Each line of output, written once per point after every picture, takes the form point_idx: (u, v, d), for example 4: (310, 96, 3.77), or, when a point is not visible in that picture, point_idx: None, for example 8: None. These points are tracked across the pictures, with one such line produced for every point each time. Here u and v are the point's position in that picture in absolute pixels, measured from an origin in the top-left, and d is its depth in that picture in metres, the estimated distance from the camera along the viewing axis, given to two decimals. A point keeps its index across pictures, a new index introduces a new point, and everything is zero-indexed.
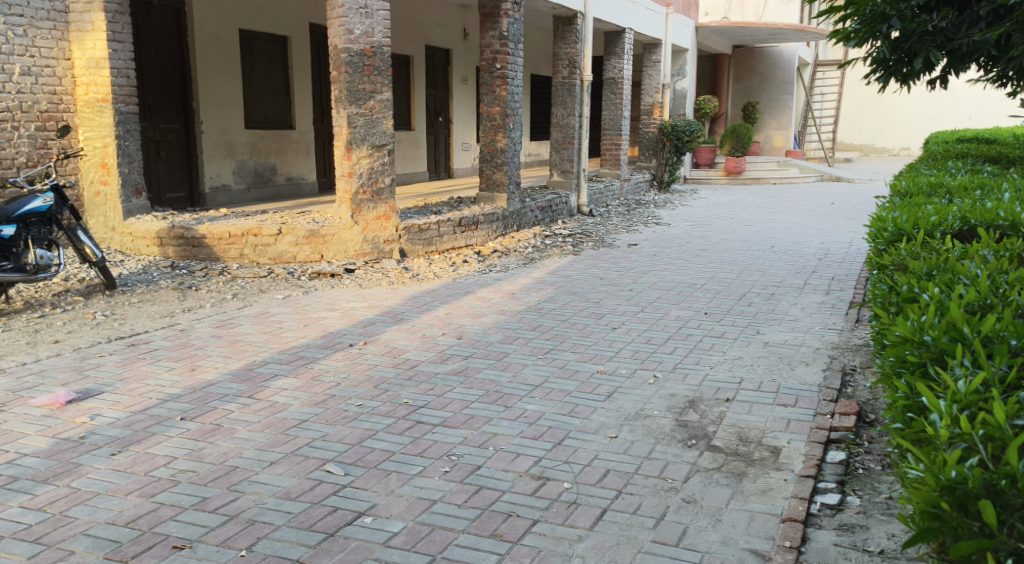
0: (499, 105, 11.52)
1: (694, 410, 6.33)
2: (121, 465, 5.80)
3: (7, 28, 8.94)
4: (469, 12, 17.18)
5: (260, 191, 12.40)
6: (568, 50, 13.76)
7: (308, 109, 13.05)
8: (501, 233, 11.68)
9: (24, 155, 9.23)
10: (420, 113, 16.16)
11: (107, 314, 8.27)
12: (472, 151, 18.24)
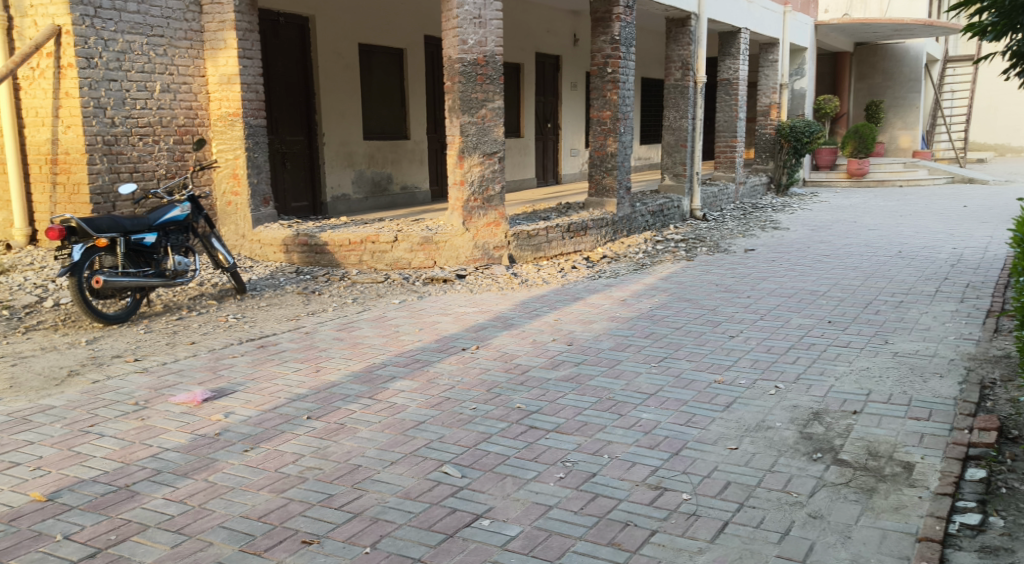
0: (610, 109, 11.54)
1: (820, 422, 6.24)
2: (253, 461, 6.07)
3: (149, 47, 9.49)
4: (579, 17, 17.30)
5: (377, 200, 12.72)
6: (681, 52, 13.72)
7: (422, 119, 13.34)
8: (610, 238, 11.68)
9: (164, 167, 9.73)
10: (530, 119, 16.32)
11: (238, 317, 8.65)
12: (581, 156, 18.34)
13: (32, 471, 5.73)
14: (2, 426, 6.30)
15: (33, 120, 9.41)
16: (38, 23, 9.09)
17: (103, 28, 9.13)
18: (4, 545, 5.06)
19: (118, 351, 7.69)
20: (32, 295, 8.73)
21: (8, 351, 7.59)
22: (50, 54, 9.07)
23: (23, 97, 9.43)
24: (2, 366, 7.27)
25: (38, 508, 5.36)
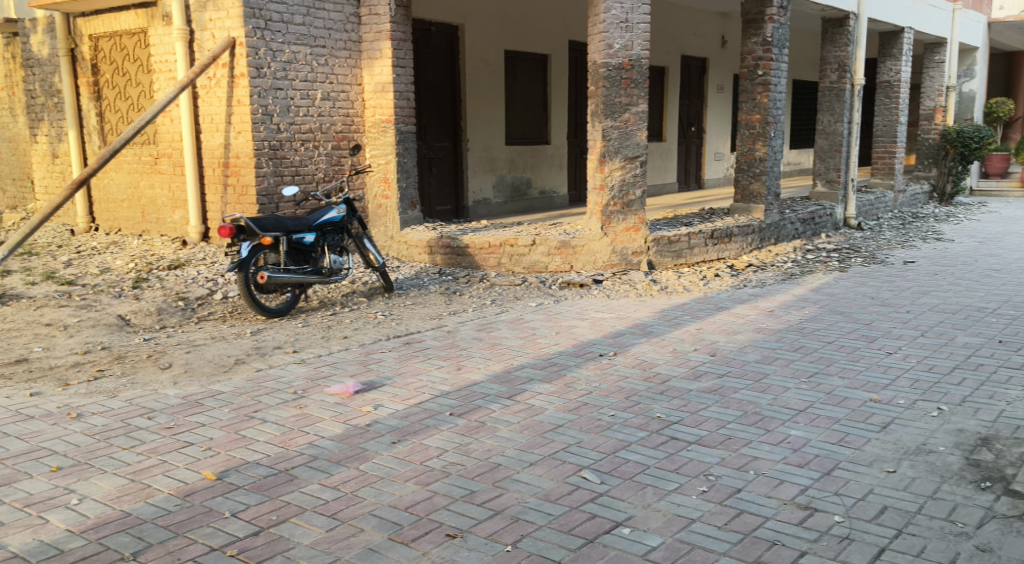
0: (759, 112, 11.42)
1: (988, 449, 6.06)
2: (400, 453, 6.33)
3: (312, 58, 10.01)
4: (728, 19, 17.13)
5: (518, 204, 12.93)
6: (838, 54, 13.51)
7: (563, 124, 13.49)
8: (758, 246, 11.52)
9: (322, 171, 10.27)
10: (673, 123, 16.25)
11: (386, 314, 8.98)
12: (726, 160, 18.15)
13: (203, 451, 6.12)
14: (177, 407, 6.76)
15: (208, 125, 10.06)
16: (216, 35, 9.76)
17: (272, 40, 9.70)
18: (179, 518, 5.36)
19: (278, 342, 8.13)
20: (204, 288, 9.35)
21: (181, 339, 8.14)
22: (225, 64, 9.69)
23: (200, 105, 10.08)
24: (176, 353, 7.80)
25: (208, 485, 5.70)
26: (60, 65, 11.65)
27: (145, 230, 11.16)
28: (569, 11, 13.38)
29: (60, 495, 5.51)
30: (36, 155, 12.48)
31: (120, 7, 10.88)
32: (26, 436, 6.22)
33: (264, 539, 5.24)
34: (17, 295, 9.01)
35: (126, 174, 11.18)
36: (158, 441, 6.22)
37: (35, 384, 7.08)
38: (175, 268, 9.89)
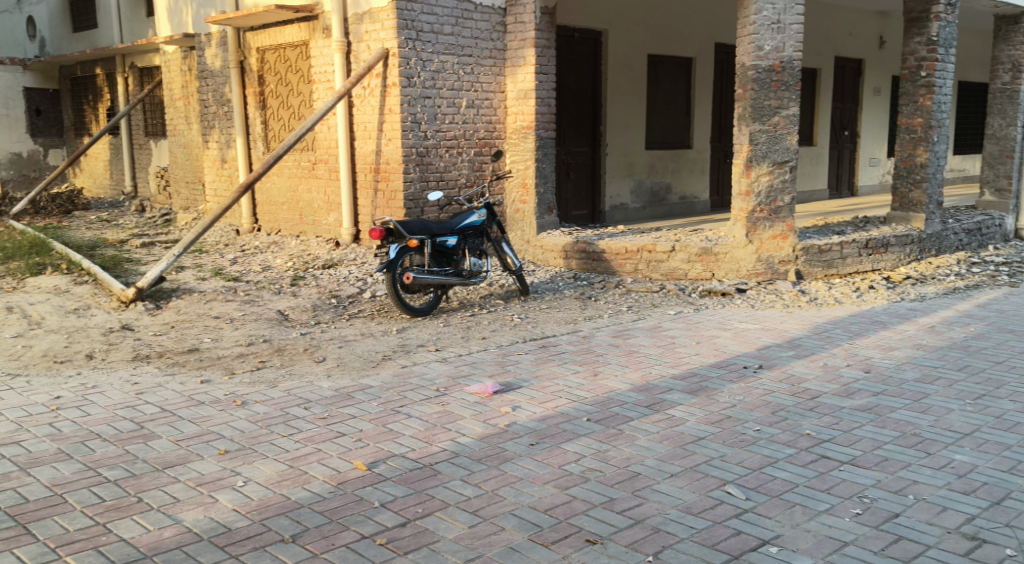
0: (922, 115, 10.98)
1: None
2: (539, 456, 6.32)
3: (459, 66, 10.18)
4: (887, 18, 16.55)
5: (656, 209, 12.79)
6: (1013, 53, 12.80)
7: (707, 128, 13.23)
8: (917, 257, 11.02)
9: (465, 176, 10.43)
10: (824, 127, 15.80)
11: (522, 317, 8.98)
12: (882, 166, 17.46)
13: (354, 442, 6.29)
14: (330, 399, 6.98)
15: (361, 133, 10.40)
16: (371, 47, 10.08)
17: (422, 50, 9.92)
18: (332, 504, 5.49)
19: (422, 341, 8.31)
20: (354, 287, 9.61)
21: (334, 335, 8.40)
22: (379, 74, 9.98)
23: (355, 114, 10.45)
24: (330, 347, 8.08)
25: (360, 475, 5.84)
26: (232, 76, 12.24)
27: (302, 231, 11.54)
28: (717, 13, 13.10)
29: (228, 477, 5.72)
30: (208, 159, 13.10)
31: (285, 21, 11.31)
32: (197, 420, 6.51)
33: (410, 530, 5.30)
34: (190, 289, 9.64)
35: (287, 178, 11.62)
36: (313, 430, 6.42)
37: (204, 371, 7.49)
38: (328, 268, 10.19)
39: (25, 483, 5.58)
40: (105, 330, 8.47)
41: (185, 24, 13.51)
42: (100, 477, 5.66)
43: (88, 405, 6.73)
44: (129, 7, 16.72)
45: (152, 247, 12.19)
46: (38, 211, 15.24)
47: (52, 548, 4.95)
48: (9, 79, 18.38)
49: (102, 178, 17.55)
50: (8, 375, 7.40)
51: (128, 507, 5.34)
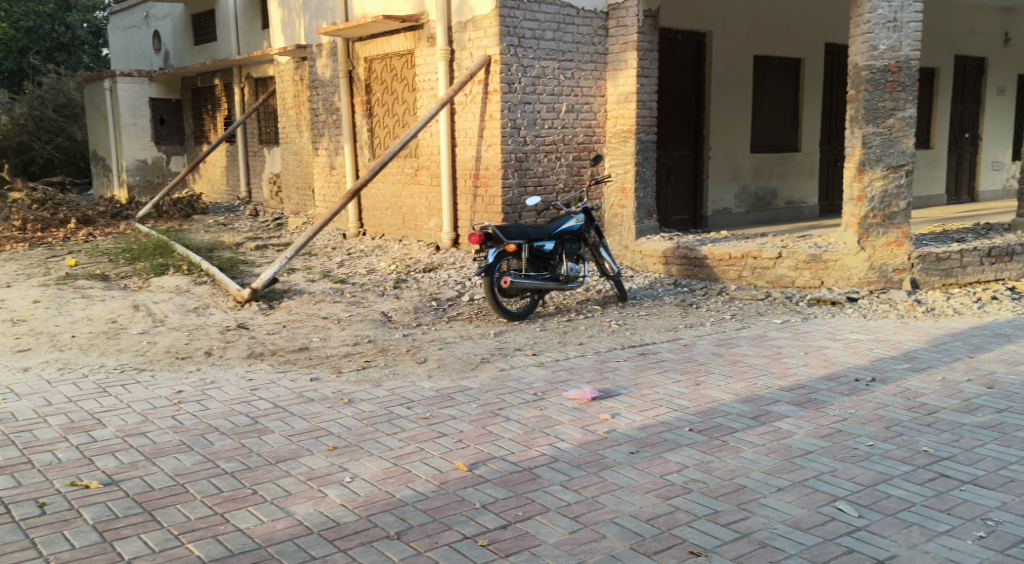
0: None
1: None
2: (640, 465, 6.12)
3: (560, 72, 10.07)
4: (1013, 15, 15.86)
5: (761, 215, 12.44)
6: None
7: (815, 131, 12.82)
8: None
9: (563, 181, 10.31)
10: (942, 128, 15.21)
11: (620, 323, 8.78)
12: (1006, 170, 16.67)
13: (454, 442, 6.34)
14: (431, 400, 7.08)
15: (462, 139, 10.41)
16: (474, 54, 10.09)
17: (523, 56, 9.86)
18: (435, 503, 5.48)
19: (519, 345, 8.27)
20: (453, 290, 9.61)
21: (434, 336, 8.52)
22: (481, 81, 9.98)
23: (457, 120, 10.45)
24: (431, 348, 8.23)
25: (461, 476, 5.84)
26: (340, 86, 12.38)
27: (404, 236, 11.57)
28: (826, 12, 12.71)
29: (336, 472, 5.78)
30: (317, 167, 13.23)
31: (391, 31, 11.37)
32: (308, 416, 6.63)
33: (511, 533, 5.22)
34: (301, 290, 9.84)
35: (391, 184, 11.66)
36: (416, 429, 6.51)
37: (313, 369, 7.63)
38: (429, 271, 10.19)
39: (150, 472, 5.70)
40: (222, 328, 8.69)
41: (298, 35, 13.71)
42: (218, 469, 5.77)
43: (207, 400, 6.89)
44: (246, 20, 17.25)
45: (266, 249, 12.40)
46: (160, 215, 15.87)
47: (175, 535, 5.03)
48: (136, 90, 18.98)
49: (218, 184, 17.97)
50: (130, 369, 7.61)
51: (244, 498, 5.42)
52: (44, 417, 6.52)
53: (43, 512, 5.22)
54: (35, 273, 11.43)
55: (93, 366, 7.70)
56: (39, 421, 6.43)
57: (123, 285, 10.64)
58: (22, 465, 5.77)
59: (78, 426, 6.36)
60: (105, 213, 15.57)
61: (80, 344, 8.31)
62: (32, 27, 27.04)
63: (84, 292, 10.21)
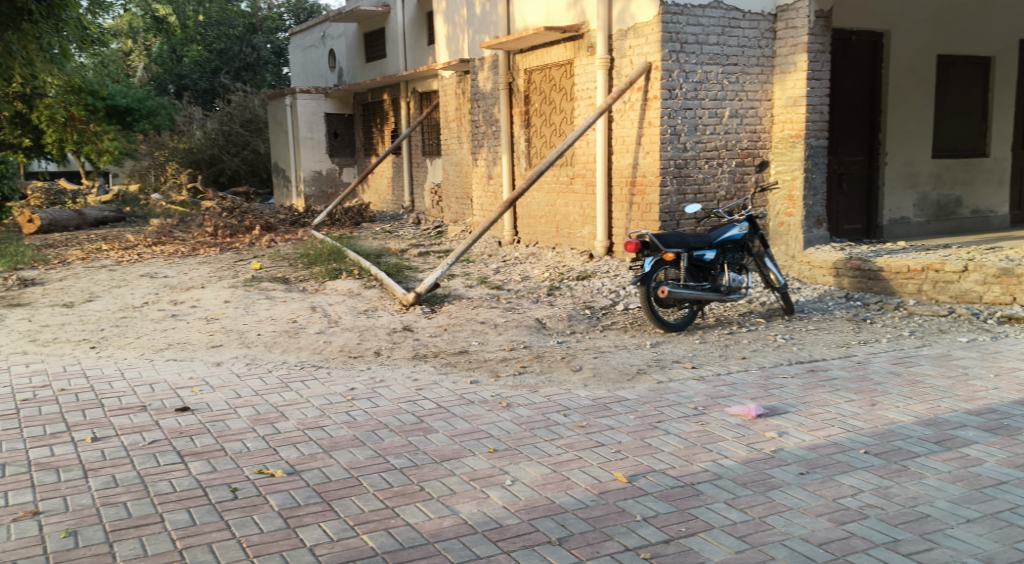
0: None
1: None
2: (810, 486, 5.67)
3: (725, 76, 9.69)
4: None
5: (942, 224, 11.67)
6: None
7: (1006, 135, 11.98)
8: None
9: (724, 189, 9.91)
10: None
11: (786, 337, 8.31)
12: None
13: (614, 453, 6.11)
14: (588, 408, 6.90)
15: (619, 147, 10.15)
16: (635, 61, 9.83)
17: (685, 61, 9.55)
18: (595, 512, 5.36)
19: (677, 356, 7.94)
20: (608, 299, 9.40)
21: (589, 344, 8.34)
22: (640, 88, 9.71)
23: (615, 128, 10.21)
24: (586, 357, 8.03)
25: (621, 487, 5.65)
26: (500, 97, 12.34)
27: (558, 244, 11.39)
28: None
29: (497, 475, 5.80)
30: (476, 177, 13.18)
31: (552, 42, 11.23)
32: (468, 418, 6.69)
33: (675, 548, 5.00)
34: (460, 295, 9.95)
35: (546, 193, 11.52)
36: (573, 437, 6.35)
37: (473, 372, 7.72)
38: (582, 279, 10.01)
39: (328, 464, 5.94)
40: (390, 329, 8.93)
41: (461, 50, 13.74)
42: (388, 464, 5.95)
43: (377, 397, 7.13)
44: (413, 36, 17.48)
45: (428, 256, 12.46)
46: (333, 222, 16.26)
47: (351, 526, 5.21)
48: (313, 106, 19.67)
49: (385, 194, 18.33)
50: (309, 366, 7.94)
51: (413, 494, 5.57)
52: (234, 408, 6.85)
53: (234, 496, 5.51)
54: (226, 274, 11.89)
55: (277, 362, 8.05)
56: (229, 412, 6.77)
57: (302, 286, 10.96)
58: (215, 451, 6.09)
59: (264, 418, 6.67)
60: (284, 221, 16.00)
61: (266, 341, 8.67)
62: (224, 49, 30.59)
63: (268, 293, 10.59)
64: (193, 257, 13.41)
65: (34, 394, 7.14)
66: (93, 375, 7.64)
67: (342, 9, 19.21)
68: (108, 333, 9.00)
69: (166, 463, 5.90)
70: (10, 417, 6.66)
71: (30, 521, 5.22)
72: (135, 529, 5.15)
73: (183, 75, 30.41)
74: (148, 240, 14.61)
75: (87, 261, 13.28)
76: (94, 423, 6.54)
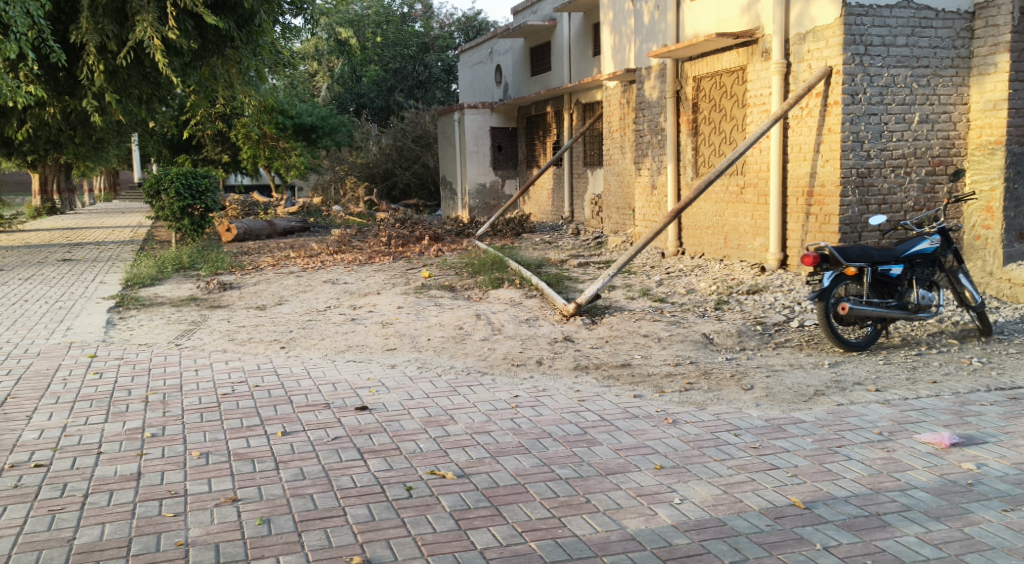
0: None
1: None
2: (1015, 524, 5.09)
3: (914, 80, 9.10)
4: None
5: None
6: None
7: None
8: None
9: (913, 199, 9.27)
10: None
11: (984, 361, 7.64)
12: None
13: (789, 477, 5.68)
14: (761, 429, 6.48)
15: (795, 155, 9.66)
16: (813, 66, 9.34)
17: (870, 65, 9.00)
18: (771, 538, 4.97)
19: (859, 378, 7.38)
20: (781, 315, 8.93)
21: (761, 362, 7.90)
22: (820, 94, 9.21)
23: (790, 136, 9.75)
24: (758, 376, 7.58)
25: (799, 513, 5.24)
26: (667, 106, 12.03)
27: (726, 255, 10.99)
28: None
29: (665, 492, 5.49)
30: (639, 187, 12.88)
31: (724, 48, 10.82)
32: (633, 432, 6.40)
33: None
34: (621, 307, 9.68)
35: (713, 203, 11.16)
36: (746, 458, 5.96)
37: (637, 387, 7.40)
38: (753, 293, 9.56)
39: (495, 469, 5.78)
40: (551, 339, 8.76)
41: (628, 59, 13.51)
42: (553, 473, 5.73)
43: (541, 406, 6.93)
44: (578, 48, 17.35)
45: (588, 266, 12.24)
46: (495, 233, 16.28)
47: (519, 532, 5.03)
48: (480, 120, 19.90)
49: (545, 205, 18.26)
50: (475, 372, 7.86)
51: (578, 505, 5.32)
52: (407, 409, 6.82)
53: (409, 495, 5.42)
54: (398, 281, 12.05)
55: (445, 366, 8.02)
56: (403, 412, 6.74)
57: (467, 294, 10.95)
58: (391, 450, 6.04)
59: (435, 420, 6.60)
60: (450, 231, 16.05)
61: (435, 346, 8.67)
62: (399, 68, 33.17)
63: (437, 300, 10.64)
64: (370, 265, 13.64)
65: (232, 389, 7.29)
66: (282, 373, 7.77)
67: (509, 24, 19.30)
68: (296, 334, 9.18)
69: (347, 460, 5.89)
70: (210, 409, 6.80)
71: (229, 507, 5.27)
72: (320, 521, 5.12)
73: (362, 93, 33.42)
74: (329, 249, 15.03)
75: (276, 267, 13.70)
76: (283, 418, 6.61)
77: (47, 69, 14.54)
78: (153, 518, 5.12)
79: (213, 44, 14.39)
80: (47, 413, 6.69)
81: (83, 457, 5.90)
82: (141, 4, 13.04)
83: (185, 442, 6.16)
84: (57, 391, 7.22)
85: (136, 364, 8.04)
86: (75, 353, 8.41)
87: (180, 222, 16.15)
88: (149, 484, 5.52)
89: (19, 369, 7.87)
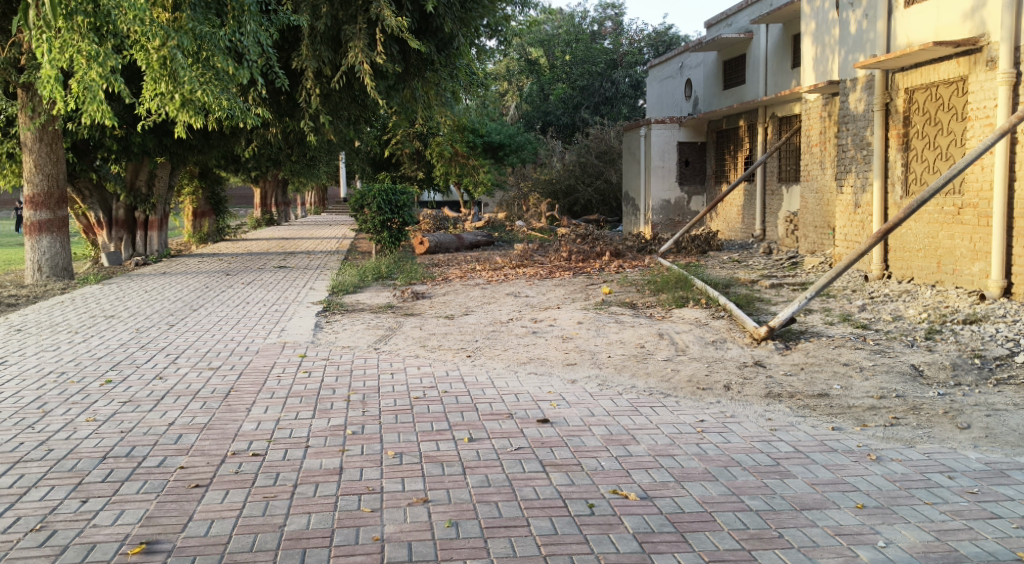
0: None
1: None
2: None
3: None
4: None
5: None
6: None
7: None
8: None
9: None
10: None
11: None
12: None
13: (1014, 528, 5.05)
14: (981, 473, 5.83)
15: None
16: None
17: None
18: None
19: None
20: (1003, 348, 8.12)
21: (979, 400, 7.15)
22: None
23: (1019, 152, 8.98)
24: (976, 414, 6.87)
25: None
26: (874, 120, 11.32)
27: (939, 281, 10.19)
28: None
29: (868, 533, 4.99)
30: (840, 206, 12.15)
31: (942, 57, 10.05)
32: (832, 467, 5.90)
33: None
34: (818, 332, 9.08)
35: (925, 224, 10.43)
36: (961, 504, 5.36)
37: (835, 419, 6.86)
38: (970, 323, 8.78)
39: (680, 494, 5.44)
40: (740, 363, 8.32)
41: (830, 71, 12.81)
42: (743, 504, 5.32)
43: (729, 433, 6.53)
44: (775, 61, 16.73)
45: (781, 288, 11.66)
46: (679, 250, 15.84)
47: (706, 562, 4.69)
48: (667, 135, 19.53)
49: (735, 223, 17.68)
50: (658, 393, 7.52)
51: (771, 539, 4.91)
52: (589, 425, 6.58)
53: (592, 512, 5.16)
54: (579, 297, 11.86)
55: (626, 386, 7.71)
56: (585, 429, 6.50)
57: (649, 312, 10.62)
58: (574, 465, 5.80)
59: (617, 439, 6.32)
60: (632, 247, 15.76)
61: (616, 364, 8.40)
62: (586, 85, 33.41)
63: (618, 317, 10.35)
64: (551, 279, 13.55)
65: (424, 393, 7.28)
66: (468, 381, 7.70)
67: (702, 38, 18.83)
68: (482, 344, 9.14)
69: (530, 470, 5.71)
70: (405, 411, 6.78)
71: (420, 507, 5.17)
72: (505, 529, 4.95)
73: (549, 112, 33.82)
74: (513, 263, 15.05)
75: (464, 279, 13.83)
76: (470, 425, 6.50)
77: (271, 93, 15.32)
78: (353, 512, 5.09)
79: (416, 68, 14.78)
80: (263, 406, 6.85)
81: (294, 449, 5.97)
82: (354, 32, 13.49)
83: (382, 441, 6.14)
84: (272, 386, 7.42)
85: (340, 365, 8.18)
86: (288, 352, 8.65)
87: (380, 235, 16.60)
88: (350, 479, 5.51)
89: (240, 364, 8.16)
